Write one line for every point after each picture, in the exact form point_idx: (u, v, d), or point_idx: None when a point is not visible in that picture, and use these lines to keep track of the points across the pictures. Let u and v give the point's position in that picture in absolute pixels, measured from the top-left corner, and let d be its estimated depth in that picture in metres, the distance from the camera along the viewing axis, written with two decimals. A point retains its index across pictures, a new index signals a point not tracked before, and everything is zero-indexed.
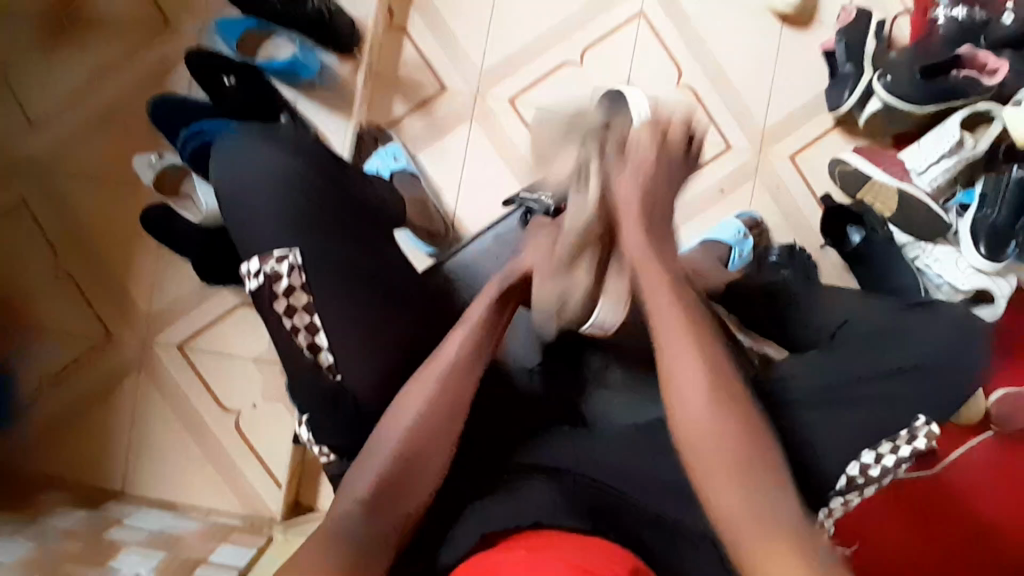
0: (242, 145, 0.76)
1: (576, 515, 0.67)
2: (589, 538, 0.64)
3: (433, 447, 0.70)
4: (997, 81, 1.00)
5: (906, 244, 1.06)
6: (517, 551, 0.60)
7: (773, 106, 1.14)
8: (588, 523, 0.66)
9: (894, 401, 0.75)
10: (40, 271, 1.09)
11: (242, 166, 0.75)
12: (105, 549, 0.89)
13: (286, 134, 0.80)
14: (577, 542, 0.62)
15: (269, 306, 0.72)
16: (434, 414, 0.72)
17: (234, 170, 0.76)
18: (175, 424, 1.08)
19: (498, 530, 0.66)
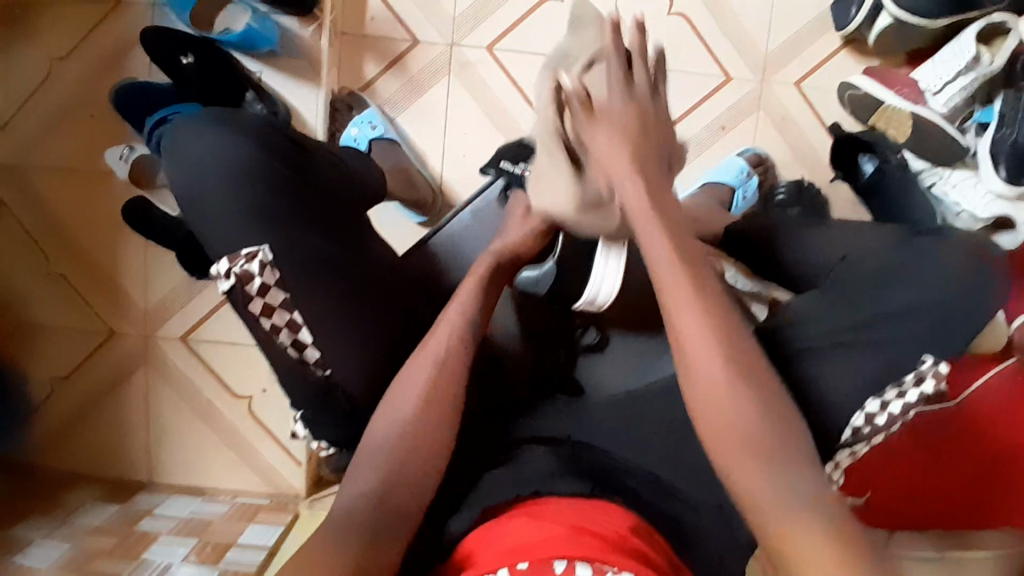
0: (196, 136, 0.66)
1: (576, 477, 0.65)
2: (586, 500, 0.61)
3: (428, 446, 0.64)
4: None
5: (923, 170, 1.01)
6: (517, 520, 0.58)
7: (777, 27, 1.04)
8: (589, 485, 0.64)
9: (899, 344, 0.68)
10: (30, 273, 1.06)
11: (197, 161, 0.65)
12: (138, 543, 0.93)
13: (243, 117, 0.70)
14: (571, 507, 0.60)
15: (244, 307, 0.65)
16: (423, 417, 0.65)
17: (188, 167, 0.66)
18: (189, 414, 1.09)
19: (497, 503, 0.63)
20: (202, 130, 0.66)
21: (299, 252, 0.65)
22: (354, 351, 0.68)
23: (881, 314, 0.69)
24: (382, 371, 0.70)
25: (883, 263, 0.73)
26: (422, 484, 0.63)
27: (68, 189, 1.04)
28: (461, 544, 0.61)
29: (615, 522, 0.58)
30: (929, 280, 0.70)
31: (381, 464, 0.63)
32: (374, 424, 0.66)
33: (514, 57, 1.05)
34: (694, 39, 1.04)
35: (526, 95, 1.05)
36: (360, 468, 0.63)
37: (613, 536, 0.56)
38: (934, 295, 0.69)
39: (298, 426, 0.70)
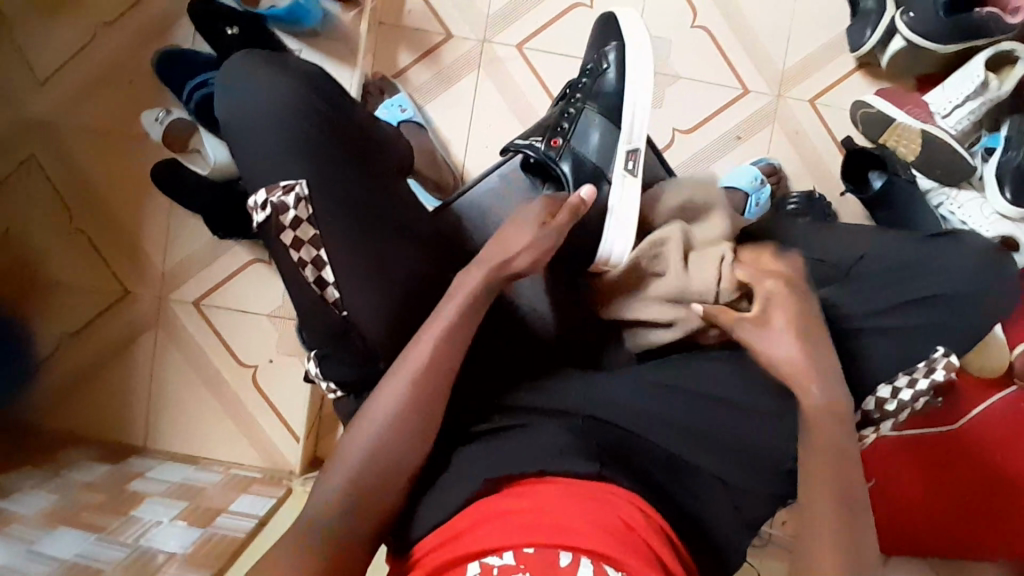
0: (248, 72, 0.70)
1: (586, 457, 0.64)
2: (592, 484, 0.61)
3: (419, 417, 0.63)
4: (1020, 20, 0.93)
5: (930, 189, 1.03)
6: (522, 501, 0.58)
7: (794, 45, 1.08)
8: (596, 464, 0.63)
9: (914, 336, 0.73)
10: (51, 226, 1.08)
11: (242, 94, 0.69)
12: (130, 499, 0.91)
13: (291, 59, 0.74)
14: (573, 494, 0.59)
15: (276, 238, 0.67)
16: (420, 395, 0.64)
17: (237, 102, 0.70)
18: (193, 380, 1.09)
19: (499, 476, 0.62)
20: (251, 66, 0.70)
21: (333, 188, 0.68)
22: (376, 295, 0.69)
23: (898, 305, 0.74)
24: (398, 316, 0.70)
25: (899, 258, 0.76)
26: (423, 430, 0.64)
27: (101, 147, 1.07)
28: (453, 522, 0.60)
29: (616, 517, 0.57)
30: (941, 277, 0.74)
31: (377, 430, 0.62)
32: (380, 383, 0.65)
33: (543, 57, 1.09)
34: (715, 52, 1.09)
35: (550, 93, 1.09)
36: (365, 417, 0.64)
37: (618, 527, 0.56)
38: (946, 289, 0.73)
39: (310, 365, 0.70)
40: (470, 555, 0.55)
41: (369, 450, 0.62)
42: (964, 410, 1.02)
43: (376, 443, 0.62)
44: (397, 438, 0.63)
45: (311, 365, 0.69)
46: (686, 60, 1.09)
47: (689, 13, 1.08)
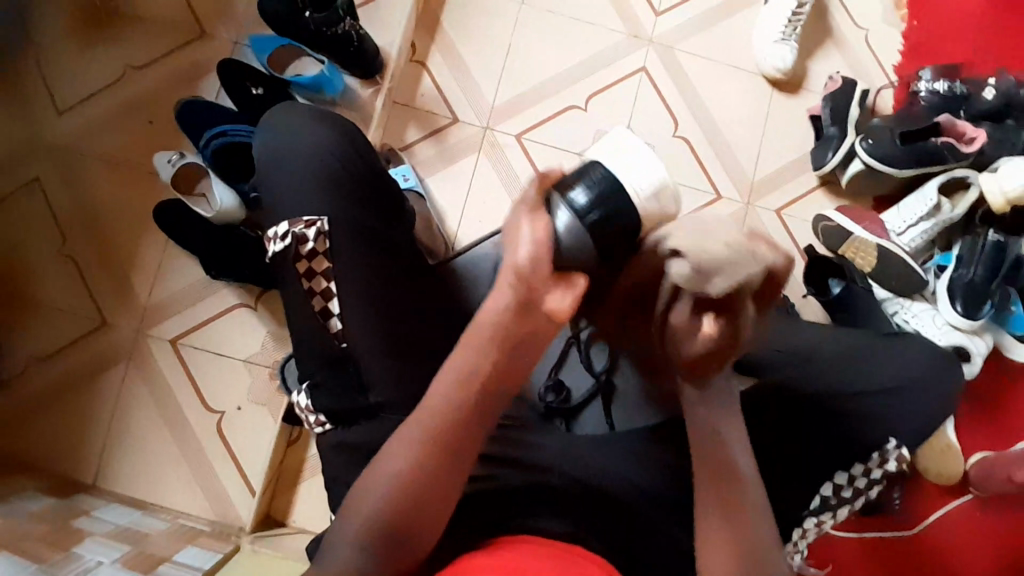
0: (292, 144, 0.81)
1: None
2: (562, 556, 0.60)
3: (435, 471, 0.59)
4: (975, 149, 1.07)
5: (885, 299, 1.11)
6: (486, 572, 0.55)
7: (765, 160, 1.20)
8: None
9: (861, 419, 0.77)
10: (41, 250, 1.10)
11: (287, 142, 0.81)
12: (70, 536, 0.85)
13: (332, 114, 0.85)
14: (541, 566, 0.56)
15: (292, 265, 0.76)
16: (429, 448, 0.59)
17: (281, 146, 0.81)
18: (156, 418, 1.06)
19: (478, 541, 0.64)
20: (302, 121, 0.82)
21: (351, 228, 0.78)
22: (372, 326, 0.76)
23: (846, 395, 0.78)
24: (391, 347, 0.76)
25: (855, 350, 0.83)
26: (434, 500, 0.59)
27: (108, 180, 1.11)
28: None
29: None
30: (893, 373, 0.80)
31: (389, 489, 0.58)
32: (386, 449, 0.61)
33: (539, 147, 1.19)
34: (694, 160, 1.20)
35: (532, 161, 1.18)
36: (368, 486, 0.59)
37: None
38: (898, 383, 0.80)
39: (301, 396, 0.76)
40: None
41: (374, 519, 0.58)
42: (921, 517, 1.05)
43: (384, 509, 0.58)
44: (403, 504, 0.58)
45: (302, 395, 0.75)
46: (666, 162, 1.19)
47: (673, 124, 1.20)
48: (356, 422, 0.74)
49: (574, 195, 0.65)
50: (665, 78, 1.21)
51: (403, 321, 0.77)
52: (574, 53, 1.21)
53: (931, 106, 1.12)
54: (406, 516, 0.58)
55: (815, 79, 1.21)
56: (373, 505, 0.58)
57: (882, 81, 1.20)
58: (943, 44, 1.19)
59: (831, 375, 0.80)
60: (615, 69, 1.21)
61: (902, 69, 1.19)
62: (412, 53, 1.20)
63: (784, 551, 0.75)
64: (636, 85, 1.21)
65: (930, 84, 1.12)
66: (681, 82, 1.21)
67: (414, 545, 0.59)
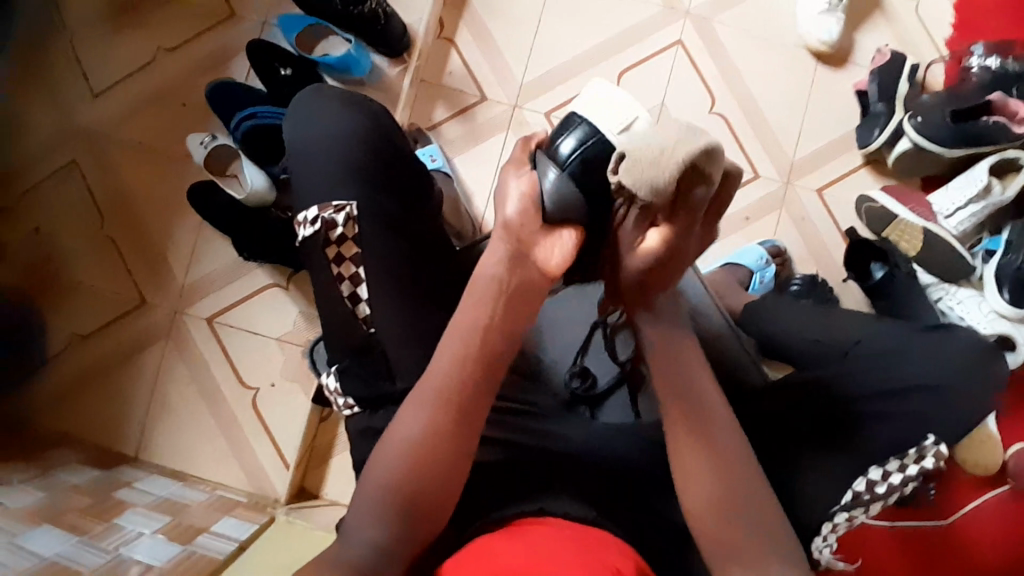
0: (310, 126, 0.81)
1: None
2: (579, 541, 0.58)
3: (450, 442, 0.59)
4: None
5: (930, 284, 1.05)
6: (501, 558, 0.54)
7: (805, 137, 1.15)
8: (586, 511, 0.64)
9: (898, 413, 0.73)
10: (82, 231, 1.13)
11: (307, 126, 0.81)
12: (113, 507, 0.90)
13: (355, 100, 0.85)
14: (556, 550, 0.55)
15: (321, 250, 0.77)
16: (442, 417, 0.59)
17: (302, 131, 0.82)
18: (194, 395, 1.10)
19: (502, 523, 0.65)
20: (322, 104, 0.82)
21: (377, 213, 0.78)
22: (395, 314, 0.76)
23: (880, 394, 0.75)
24: (413, 336, 0.76)
25: (894, 343, 0.78)
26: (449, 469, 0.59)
27: (144, 163, 1.14)
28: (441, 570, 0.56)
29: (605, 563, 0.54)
30: (929, 364, 0.75)
31: (402, 460, 0.59)
32: (398, 419, 0.61)
33: None
34: (729, 138, 1.16)
35: None
36: (381, 455, 0.60)
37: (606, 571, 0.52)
38: (936, 376, 0.75)
39: (330, 378, 0.77)
40: None
41: (390, 483, 0.59)
42: (954, 506, 1.01)
43: (396, 479, 0.58)
44: (416, 477, 0.58)
45: (330, 377, 0.76)
46: (700, 141, 1.15)
47: (707, 100, 1.16)
48: (381, 408, 0.75)
49: (562, 142, 0.63)
50: (700, 51, 1.16)
51: (426, 308, 0.77)
52: (606, 26, 1.17)
53: (982, 82, 1.05)
54: (419, 491, 0.58)
55: (861, 51, 1.14)
56: (386, 475, 0.59)
57: (933, 55, 1.12)
58: (1000, 15, 1.11)
59: (867, 369, 0.77)
60: (648, 42, 1.17)
61: (955, 41, 1.12)
62: (439, 30, 1.18)
63: (811, 546, 0.71)
64: (670, 60, 1.16)
65: (982, 60, 1.06)
66: (717, 56, 1.16)
67: (427, 523, 0.59)
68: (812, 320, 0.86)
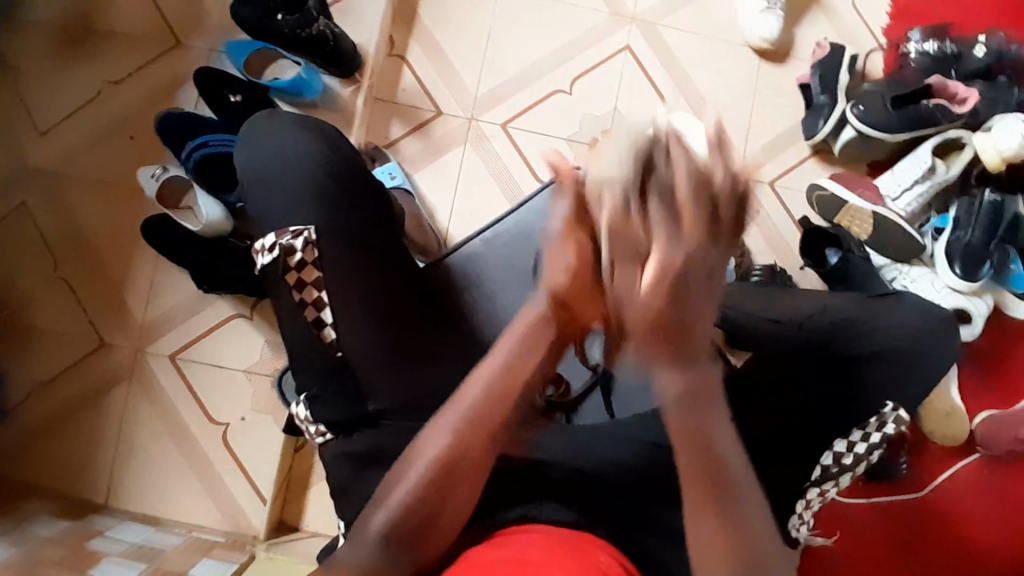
0: (265, 150, 0.80)
1: None
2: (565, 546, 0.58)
3: (472, 457, 0.60)
4: (967, 109, 1.05)
5: (884, 265, 1.09)
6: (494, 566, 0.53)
7: (756, 132, 1.18)
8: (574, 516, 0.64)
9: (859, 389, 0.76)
10: (31, 274, 1.09)
11: (262, 148, 0.81)
12: (85, 558, 0.86)
13: (307, 118, 0.84)
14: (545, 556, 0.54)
15: (281, 278, 0.75)
16: (469, 436, 0.59)
17: (256, 157, 0.80)
18: (162, 434, 1.07)
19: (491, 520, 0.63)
20: (273, 126, 0.82)
21: (340, 235, 0.77)
22: (365, 335, 0.75)
23: (844, 361, 0.77)
24: (386, 355, 0.75)
25: (851, 313, 0.80)
26: (464, 481, 0.60)
27: (95, 200, 1.10)
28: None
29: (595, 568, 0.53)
30: (889, 332, 0.78)
31: (420, 481, 0.59)
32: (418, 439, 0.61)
33: (526, 134, 1.17)
34: None
35: (520, 150, 1.17)
36: (402, 473, 0.60)
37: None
38: (903, 342, 0.78)
39: (300, 407, 0.74)
40: None
41: (401, 506, 0.59)
42: (930, 478, 1.04)
43: (409, 498, 0.59)
44: (428, 493, 0.59)
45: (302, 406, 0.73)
46: None
47: (660, 101, 1.18)
48: (355, 431, 0.73)
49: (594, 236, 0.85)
50: (649, 54, 1.19)
51: (396, 327, 0.77)
52: (557, 35, 1.19)
53: (921, 68, 1.10)
54: (435, 504, 0.59)
55: (802, 45, 1.18)
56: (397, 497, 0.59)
57: (870, 44, 1.17)
58: (930, 4, 1.16)
59: (819, 337, 0.79)
60: (598, 48, 1.18)
61: (889, 31, 1.17)
62: (390, 48, 1.18)
63: (789, 524, 0.74)
64: (621, 64, 1.19)
65: (919, 45, 1.11)
66: (666, 58, 1.19)
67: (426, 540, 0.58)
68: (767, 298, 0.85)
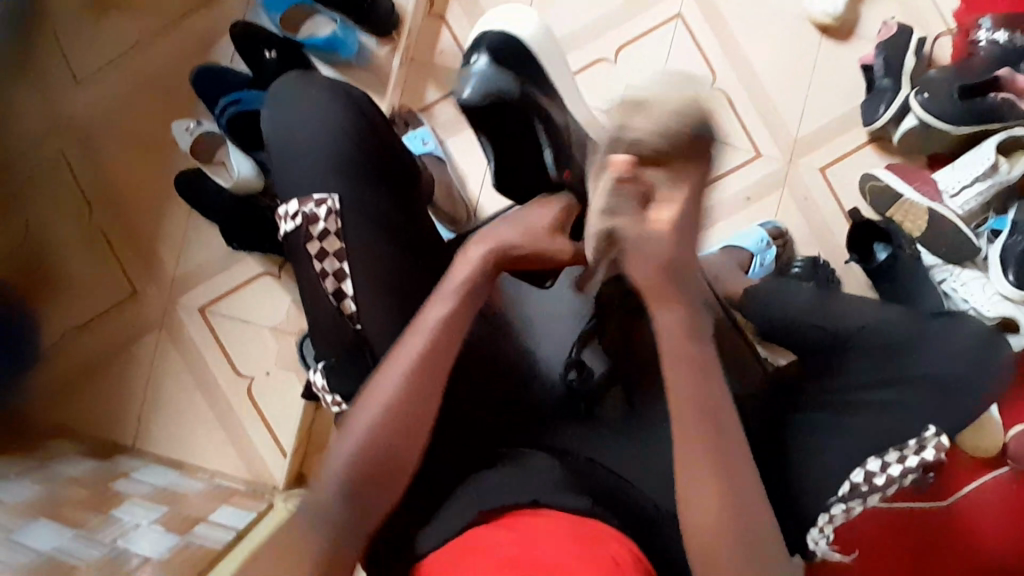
0: (295, 105, 0.80)
1: (576, 494, 0.62)
2: (586, 531, 0.56)
3: (415, 413, 0.60)
4: None
5: (935, 265, 1.03)
6: (501, 551, 0.52)
7: (808, 114, 1.11)
8: (586, 503, 0.61)
9: (899, 411, 0.71)
10: (70, 221, 1.12)
11: (290, 112, 0.79)
12: (110, 498, 0.90)
13: (338, 83, 0.82)
14: (557, 543, 0.53)
15: (303, 246, 0.74)
16: (414, 390, 0.60)
17: (282, 119, 0.80)
18: (189, 383, 1.10)
19: (494, 507, 0.60)
20: (302, 91, 0.80)
21: (360, 207, 0.76)
22: (383, 309, 0.74)
23: (881, 383, 0.72)
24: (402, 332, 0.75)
25: (902, 333, 0.74)
26: (415, 431, 0.60)
27: (133, 150, 1.12)
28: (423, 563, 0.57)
29: (610, 558, 0.52)
30: (936, 356, 0.72)
31: (368, 437, 0.59)
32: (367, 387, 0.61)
33: None
34: (732, 116, 1.12)
35: None
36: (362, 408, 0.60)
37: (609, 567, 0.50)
38: (945, 367, 0.72)
39: (317, 375, 0.75)
40: None
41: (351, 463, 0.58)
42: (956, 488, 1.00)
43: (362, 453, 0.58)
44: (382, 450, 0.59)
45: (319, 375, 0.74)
46: None
47: (709, 77, 1.12)
48: None
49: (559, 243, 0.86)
50: (700, 25, 1.12)
51: (415, 304, 0.76)
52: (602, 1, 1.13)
53: (990, 57, 1.01)
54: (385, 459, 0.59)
55: (868, 23, 1.09)
56: (346, 454, 0.59)
57: (939, 28, 1.08)
58: None
59: (853, 358, 0.74)
60: (645, 16, 1.12)
61: (961, 15, 1.07)
62: (430, 6, 1.14)
63: (807, 536, 0.70)
64: (669, 34, 1.12)
65: (989, 34, 1.01)
66: (718, 30, 1.12)
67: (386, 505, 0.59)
68: (817, 300, 0.79)
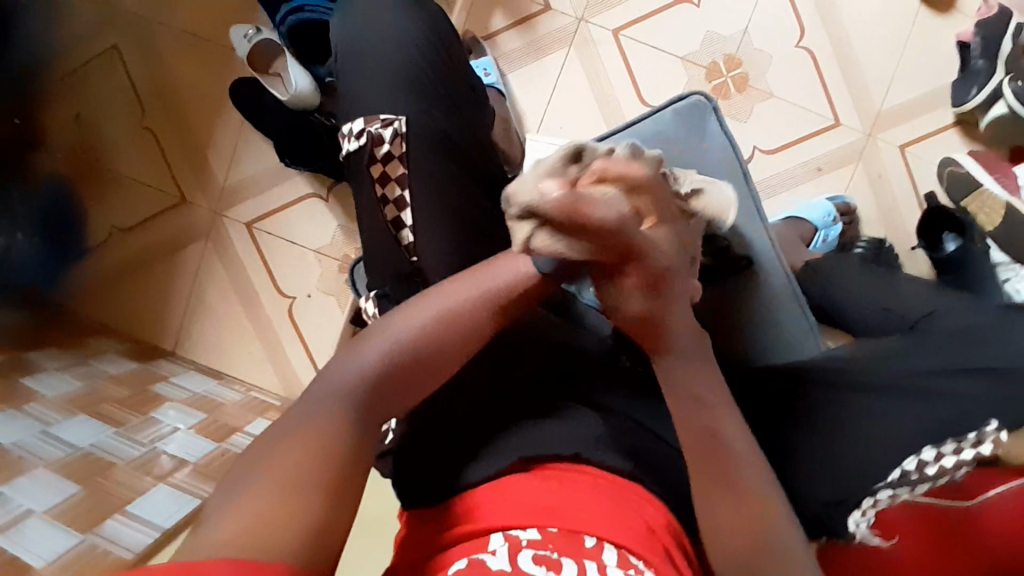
0: (377, 6, 0.76)
1: (619, 453, 0.58)
2: (630, 489, 0.54)
3: (449, 353, 0.57)
4: None
5: (1000, 264, 0.93)
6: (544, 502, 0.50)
7: (896, 84, 1.04)
8: (629, 464, 0.57)
9: (951, 394, 0.62)
10: (123, 121, 1.11)
11: (369, 19, 0.76)
12: (150, 400, 0.92)
13: (426, 6, 0.78)
14: (599, 499, 0.51)
15: (366, 168, 0.71)
16: (455, 327, 0.57)
17: (359, 26, 0.76)
18: (230, 295, 1.11)
19: (536, 455, 0.56)
20: (387, 2, 0.76)
21: (428, 130, 0.71)
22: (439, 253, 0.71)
23: (949, 370, 0.64)
24: None
25: (977, 320, 0.68)
26: (444, 364, 0.57)
27: (189, 51, 1.09)
28: (467, 496, 0.55)
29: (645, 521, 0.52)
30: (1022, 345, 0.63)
31: (397, 345, 0.56)
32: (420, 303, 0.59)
33: (638, 45, 1.06)
34: (814, 77, 1.05)
35: (628, 63, 1.07)
36: (405, 313, 0.57)
37: (641, 531, 0.50)
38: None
39: (368, 304, 0.73)
40: (474, 533, 0.50)
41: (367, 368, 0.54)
42: None
43: (375, 364, 0.54)
44: (399, 365, 0.55)
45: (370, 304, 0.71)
46: (778, 77, 1.05)
47: (796, 32, 1.05)
48: None
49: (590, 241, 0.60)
50: None
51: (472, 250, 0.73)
52: None
53: None
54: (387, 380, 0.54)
55: None
56: (368, 356, 0.55)
57: None
58: None
59: (911, 334, 0.71)
60: None
61: None
62: None
63: (846, 518, 0.60)
64: None
65: None
66: None
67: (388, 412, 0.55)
68: (887, 288, 0.78)
